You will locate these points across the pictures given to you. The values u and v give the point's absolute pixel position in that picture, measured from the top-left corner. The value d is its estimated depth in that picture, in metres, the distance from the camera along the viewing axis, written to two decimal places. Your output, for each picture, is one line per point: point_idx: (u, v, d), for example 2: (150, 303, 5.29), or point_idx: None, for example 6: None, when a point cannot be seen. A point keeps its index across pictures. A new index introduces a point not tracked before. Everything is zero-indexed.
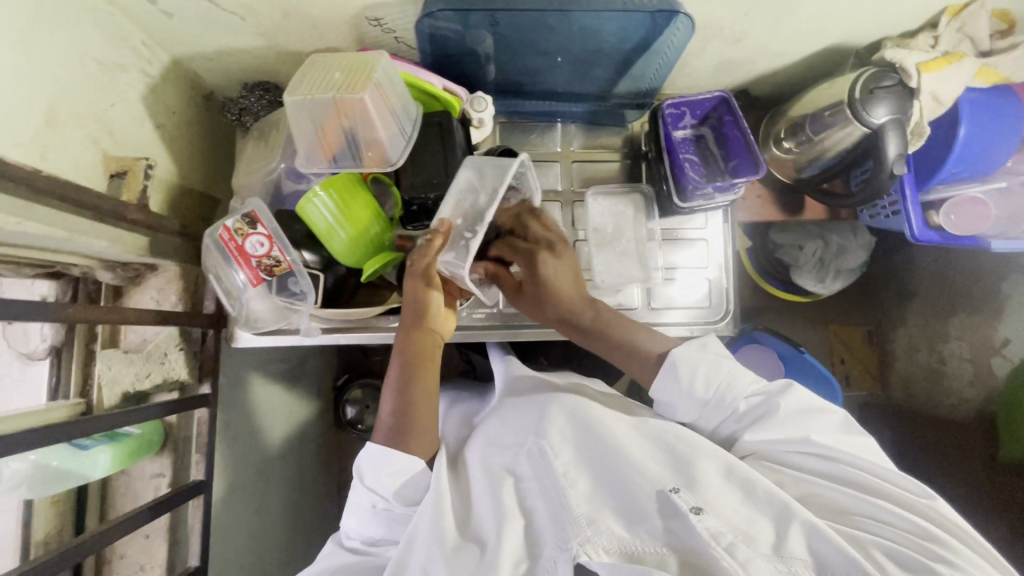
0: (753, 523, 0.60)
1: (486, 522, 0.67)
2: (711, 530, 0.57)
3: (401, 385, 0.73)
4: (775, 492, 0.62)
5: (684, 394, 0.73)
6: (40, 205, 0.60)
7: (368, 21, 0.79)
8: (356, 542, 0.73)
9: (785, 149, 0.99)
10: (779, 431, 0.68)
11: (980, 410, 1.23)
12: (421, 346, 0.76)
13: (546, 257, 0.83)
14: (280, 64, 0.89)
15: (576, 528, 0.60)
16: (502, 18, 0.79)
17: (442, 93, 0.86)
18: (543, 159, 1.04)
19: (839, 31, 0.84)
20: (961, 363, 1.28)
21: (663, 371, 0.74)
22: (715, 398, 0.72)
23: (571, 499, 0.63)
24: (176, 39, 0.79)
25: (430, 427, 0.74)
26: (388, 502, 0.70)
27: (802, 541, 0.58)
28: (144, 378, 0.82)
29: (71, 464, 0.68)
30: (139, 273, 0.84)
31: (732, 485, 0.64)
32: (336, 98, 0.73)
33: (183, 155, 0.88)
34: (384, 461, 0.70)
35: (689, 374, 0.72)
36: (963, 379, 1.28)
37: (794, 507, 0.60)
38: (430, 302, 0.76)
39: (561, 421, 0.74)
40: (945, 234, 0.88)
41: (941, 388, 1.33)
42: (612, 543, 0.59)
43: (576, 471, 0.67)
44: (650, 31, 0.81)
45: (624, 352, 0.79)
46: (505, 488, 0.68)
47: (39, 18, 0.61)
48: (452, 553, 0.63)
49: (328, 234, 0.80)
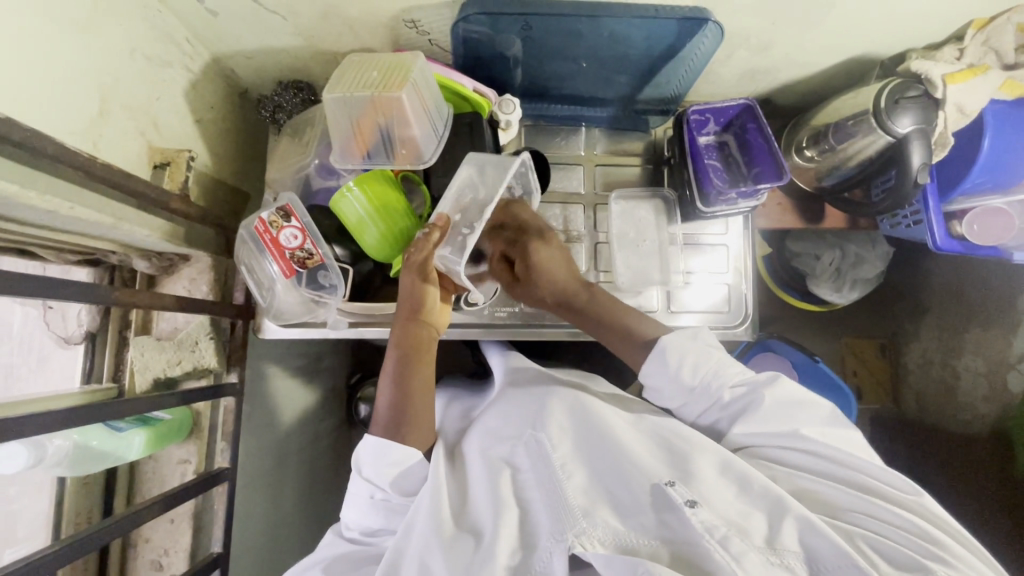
0: (748, 517, 0.61)
1: (484, 512, 0.68)
2: (706, 522, 0.59)
3: (397, 376, 0.75)
4: (770, 487, 0.63)
5: (673, 379, 0.74)
6: (92, 191, 0.62)
7: (405, 24, 0.82)
8: (354, 532, 0.74)
9: (807, 157, 1.00)
10: (770, 426, 0.69)
11: (994, 426, 1.22)
12: (417, 338, 0.77)
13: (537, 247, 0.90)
14: (315, 64, 0.91)
15: (572, 521, 0.61)
16: (534, 23, 0.81)
17: (472, 95, 0.88)
18: (565, 162, 1.04)
19: (863, 42, 0.86)
20: (976, 378, 1.27)
21: (650, 357, 0.75)
22: (701, 385, 0.73)
23: (567, 491, 0.64)
24: (219, 36, 0.82)
25: (425, 418, 0.75)
26: (386, 492, 0.72)
27: (795, 535, 0.59)
28: (176, 365, 0.84)
29: (109, 446, 0.70)
30: (173, 263, 0.86)
31: (727, 480, 0.64)
32: (374, 97, 0.75)
33: (218, 149, 0.91)
34: (383, 451, 0.71)
35: (677, 362, 0.73)
36: (977, 394, 1.27)
37: (789, 502, 0.61)
38: (427, 296, 0.78)
39: (561, 415, 0.74)
40: (968, 243, 0.90)
41: (954, 403, 1.33)
42: (607, 536, 0.60)
43: (574, 464, 0.68)
44: (678, 38, 0.83)
45: (617, 338, 0.82)
46: (502, 479, 0.69)
47: (98, 14, 0.64)
48: (449, 542, 0.64)
49: (359, 228, 0.82)
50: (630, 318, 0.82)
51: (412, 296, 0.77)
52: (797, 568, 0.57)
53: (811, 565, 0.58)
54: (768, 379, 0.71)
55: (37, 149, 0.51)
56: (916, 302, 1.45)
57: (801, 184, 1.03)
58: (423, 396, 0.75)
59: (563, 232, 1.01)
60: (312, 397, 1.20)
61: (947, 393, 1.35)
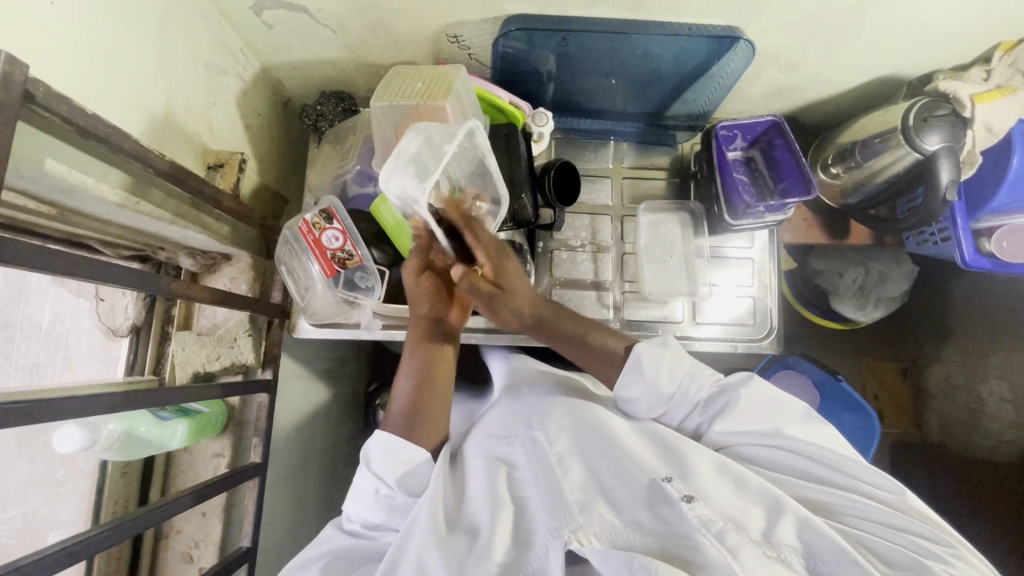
0: (746, 513, 0.61)
1: (480, 508, 0.69)
2: (702, 517, 0.58)
3: (416, 377, 0.78)
4: (768, 487, 0.63)
5: (649, 391, 0.73)
6: (154, 189, 0.67)
7: (447, 38, 0.86)
8: (356, 525, 0.73)
9: (832, 174, 1.01)
10: (752, 422, 0.69)
11: None
12: (432, 337, 0.81)
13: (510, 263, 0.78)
14: (357, 75, 0.96)
15: (568, 516, 0.62)
16: (570, 40, 0.84)
17: (507, 106, 0.91)
18: (595, 175, 1.06)
19: (890, 63, 0.88)
20: (1001, 405, 1.26)
21: (626, 369, 0.74)
22: (678, 391, 0.74)
23: (565, 487, 0.66)
24: (271, 48, 0.87)
25: (442, 417, 0.78)
26: (391, 488, 0.72)
27: (793, 531, 0.59)
28: (214, 360, 0.87)
29: (156, 433, 0.73)
30: (216, 261, 0.89)
31: (724, 477, 0.65)
32: (418, 106, 0.79)
33: (262, 154, 0.95)
34: (394, 448, 0.72)
35: (654, 370, 0.73)
36: (1003, 419, 1.26)
37: (785, 501, 0.61)
38: (433, 296, 0.81)
39: (559, 412, 0.76)
40: (996, 260, 0.91)
41: (979, 429, 1.31)
42: (603, 531, 0.61)
43: (572, 460, 0.69)
44: (709, 56, 0.86)
45: (586, 352, 0.80)
46: (499, 477, 0.71)
47: (169, 26, 0.69)
48: (443, 539, 0.64)
49: (396, 231, 0.86)
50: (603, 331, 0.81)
51: (419, 294, 0.80)
52: (795, 563, 0.57)
53: (808, 560, 0.57)
54: (741, 379, 0.72)
55: (117, 145, 0.54)
56: (939, 324, 1.44)
57: (826, 201, 1.05)
58: (440, 395, 0.78)
59: (590, 243, 1.03)
60: (335, 401, 1.21)
61: (972, 418, 1.33)
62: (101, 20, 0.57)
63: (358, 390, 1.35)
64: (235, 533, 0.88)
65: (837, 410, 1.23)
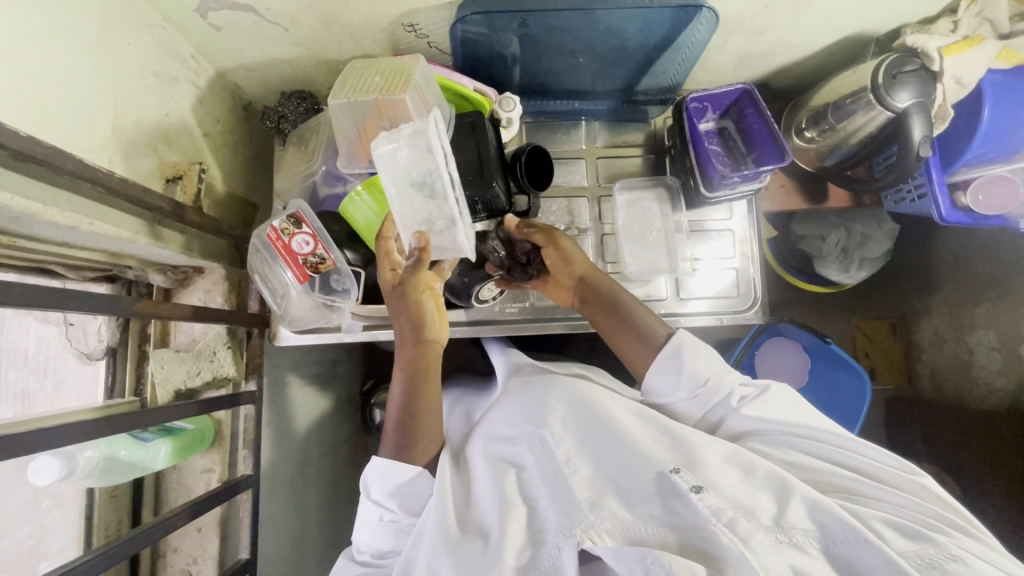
0: (755, 499, 0.62)
1: (490, 510, 0.70)
2: (711, 507, 0.59)
3: (406, 397, 0.77)
4: (776, 473, 0.65)
5: (684, 377, 0.75)
6: (108, 207, 0.65)
7: (403, 28, 0.83)
8: (366, 555, 0.74)
9: (807, 139, 1.00)
10: (784, 415, 0.72)
11: (1012, 399, 1.23)
12: (422, 357, 0.79)
13: (558, 254, 0.87)
14: (316, 72, 0.93)
15: (580, 515, 0.63)
16: (530, 19, 0.82)
17: (473, 94, 0.89)
18: (568, 157, 1.05)
19: (855, 22, 0.86)
20: (989, 353, 1.28)
21: (666, 355, 0.77)
22: (712, 378, 0.75)
23: (573, 486, 0.66)
24: (224, 50, 0.84)
25: (432, 431, 0.77)
26: (395, 513, 0.73)
27: (802, 513, 0.60)
28: (195, 376, 0.85)
29: (137, 455, 0.71)
30: (187, 276, 0.88)
31: (731, 466, 0.66)
32: (378, 100, 0.76)
33: (227, 162, 0.93)
34: (390, 473, 0.73)
35: (692, 357, 0.75)
36: (993, 368, 1.27)
37: (793, 484, 0.63)
38: (423, 316, 0.79)
39: (561, 408, 0.77)
40: (974, 215, 0.89)
41: (970, 379, 1.33)
42: (614, 527, 0.61)
43: (579, 459, 0.70)
44: (674, 26, 0.84)
45: (629, 340, 0.81)
46: (508, 478, 0.71)
47: (109, 36, 0.66)
48: (455, 546, 0.66)
49: (367, 231, 0.84)
50: (645, 316, 0.82)
51: (410, 318, 0.78)
52: (807, 546, 0.58)
53: (821, 541, 0.58)
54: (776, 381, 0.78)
55: (57, 166, 0.52)
56: (925, 278, 1.45)
57: (800, 164, 1.05)
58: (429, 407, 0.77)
59: (570, 226, 1.02)
60: (328, 403, 1.21)
61: (962, 370, 1.36)
62: (34, 36, 0.55)
63: (353, 391, 1.35)
64: (233, 546, 0.88)
65: (828, 373, 1.27)
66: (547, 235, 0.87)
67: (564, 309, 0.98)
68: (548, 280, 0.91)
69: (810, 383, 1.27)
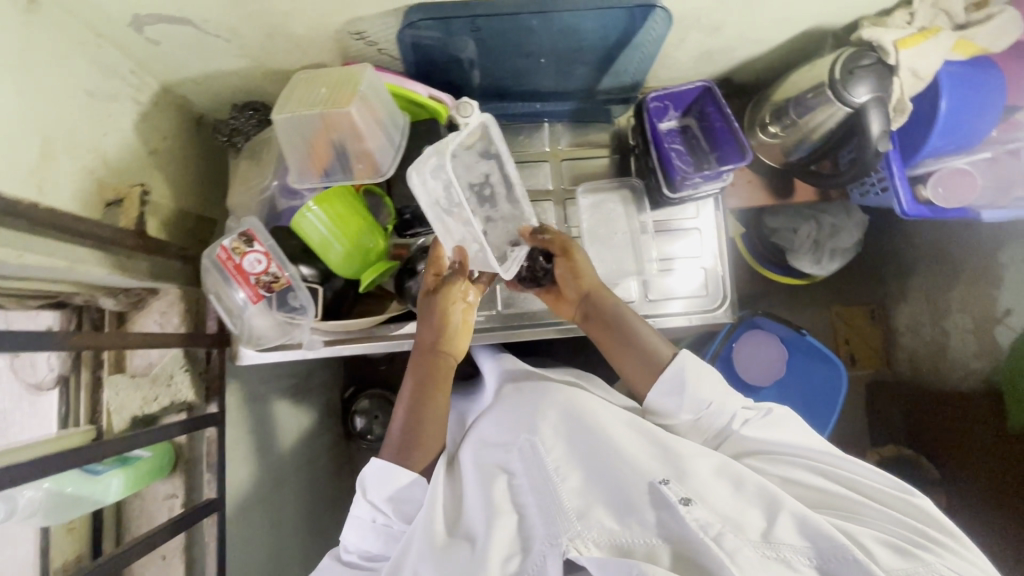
0: (744, 514, 0.63)
1: (477, 516, 0.69)
2: (699, 520, 0.60)
3: (412, 405, 0.79)
4: (766, 487, 0.66)
5: (687, 399, 0.77)
6: (38, 237, 0.62)
7: (351, 36, 0.80)
8: (353, 556, 0.75)
9: (771, 134, 0.99)
10: (786, 437, 0.74)
11: (986, 379, 1.24)
12: (434, 368, 0.80)
13: (568, 266, 0.87)
14: (267, 83, 0.91)
15: (566, 523, 0.63)
16: (482, 24, 0.80)
17: (428, 101, 0.86)
18: (531, 160, 1.04)
19: (811, 17, 0.85)
20: (965, 336, 1.30)
21: (667, 378, 0.78)
22: (716, 402, 0.77)
23: (562, 494, 0.66)
24: (166, 64, 0.81)
25: (434, 437, 0.79)
26: (388, 517, 0.74)
27: (790, 528, 0.61)
28: (152, 402, 0.83)
29: (85, 490, 0.69)
30: (141, 297, 0.85)
31: (723, 481, 0.67)
32: (323, 113, 0.74)
33: (179, 179, 0.90)
34: (386, 476, 0.74)
35: (693, 376, 0.77)
36: (969, 350, 1.29)
37: (783, 500, 0.64)
38: (445, 326, 0.81)
39: (554, 415, 0.77)
40: (935, 208, 0.87)
41: (948, 362, 1.34)
42: (601, 536, 0.62)
43: (569, 467, 0.70)
44: (629, 26, 0.82)
45: (632, 360, 0.83)
46: (497, 483, 0.71)
47: (33, 58, 0.63)
48: (442, 551, 0.66)
49: (323, 248, 0.81)
50: (650, 337, 0.83)
51: (430, 328, 0.80)
52: (793, 561, 0.59)
53: (809, 556, 0.59)
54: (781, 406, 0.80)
55: None
56: (902, 264, 1.47)
57: (769, 161, 1.04)
58: (435, 414, 0.79)
59: None
60: (302, 416, 1.20)
61: (939, 352, 1.37)
62: None
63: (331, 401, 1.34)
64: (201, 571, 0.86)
65: (804, 364, 1.26)
66: (562, 249, 0.87)
67: (532, 317, 0.96)
68: (552, 295, 0.90)
69: (787, 374, 1.27)
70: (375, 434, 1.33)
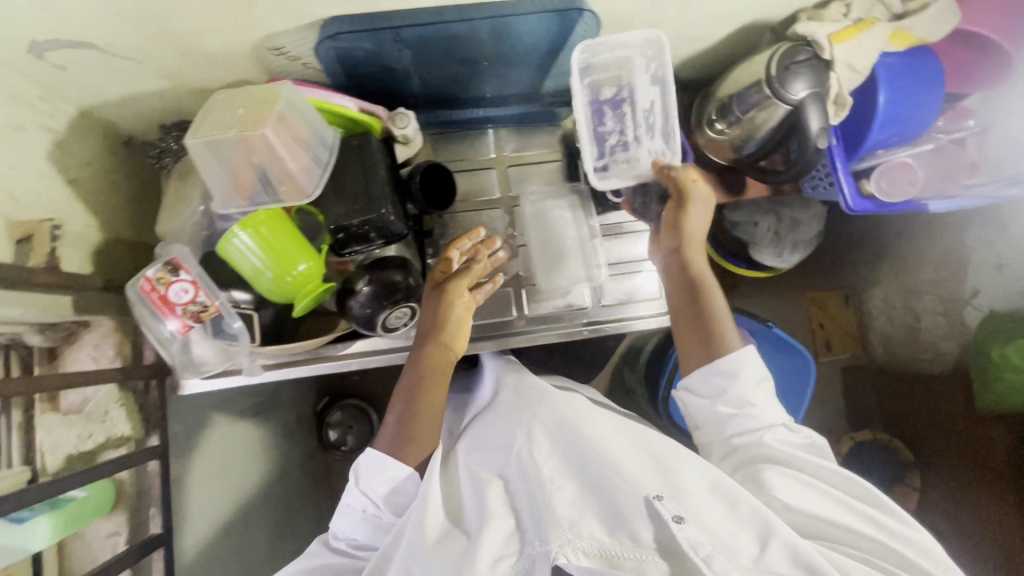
0: (735, 536, 0.62)
1: (473, 518, 0.68)
2: (690, 539, 0.59)
3: (408, 393, 0.79)
4: (760, 510, 0.64)
5: (731, 390, 0.76)
6: None
7: (269, 51, 0.77)
8: (341, 543, 0.77)
9: (717, 131, 0.95)
10: (807, 462, 0.72)
11: (957, 361, 1.24)
12: (434, 359, 0.81)
13: (681, 217, 0.83)
14: (194, 102, 0.87)
15: (557, 530, 0.61)
16: (406, 34, 0.76)
17: (358, 115, 0.84)
18: (475, 168, 1.02)
19: (747, 12, 0.83)
20: (935, 318, 1.28)
21: (716, 366, 0.77)
22: (762, 402, 0.76)
23: (555, 503, 0.64)
24: (81, 88, 0.78)
25: (426, 434, 0.78)
26: (377, 509, 0.75)
27: (780, 555, 0.60)
28: (87, 439, 0.80)
29: (9, 539, 0.66)
30: (72, 331, 0.81)
31: (717, 498, 0.66)
32: (238, 135, 0.71)
33: (106, 206, 0.87)
34: (378, 466, 0.74)
35: (734, 370, 0.76)
36: (938, 332, 1.28)
37: (776, 526, 0.62)
38: (443, 320, 0.82)
39: (552, 423, 0.75)
40: (879, 202, 0.86)
41: (920, 345, 1.33)
42: (591, 545, 0.61)
43: (564, 476, 0.68)
44: (559, 30, 0.80)
45: (691, 333, 0.80)
46: (491, 490, 0.70)
47: None
48: (434, 545, 0.66)
49: (255, 277, 0.79)
50: (720, 320, 0.80)
51: (432, 315, 0.82)
52: None
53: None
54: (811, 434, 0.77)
55: None
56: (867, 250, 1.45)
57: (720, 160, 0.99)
58: (434, 409, 0.79)
59: None
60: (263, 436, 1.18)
61: (910, 335, 1.35)
62: None
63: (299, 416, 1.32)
64: None
65: (770, 355, 1.24)
66: (684, 199, 0.82)
67: (483, 328, 0.97)
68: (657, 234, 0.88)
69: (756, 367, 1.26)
70: (347, 445, 1.32)
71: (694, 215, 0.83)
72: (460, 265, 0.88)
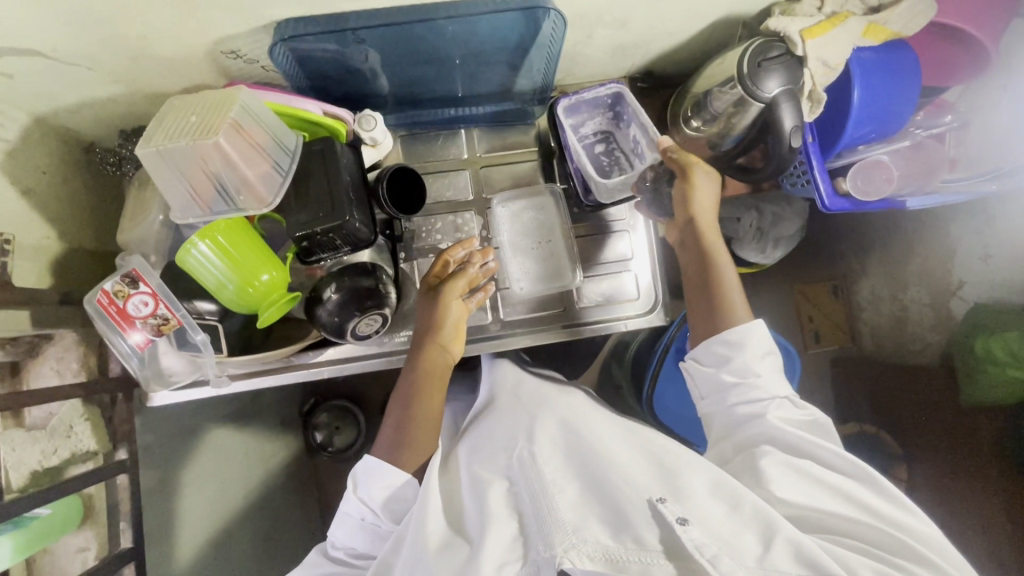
0: (738, 537, 0.57)
1: (474, 522, 0.65)
2: (696, 541, 0.55)
3: (406, 396, 0.79)
4: (764, 510, 0.60)
5: (737, 358, 0.74)
6: None
7: (225, 55, 0.75)
8: (340, 552, 0.74)
9: (694, 128, 0.93)
10: (818, 449, 0.68)
11: (944, 352, 1.23)
12: (431, 361, 0.81)
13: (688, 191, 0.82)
14: (153, 107, 0.85)
15: (561, 534, 0.58)
16: (366, 35, 0.74)
17: (322, 119, 0.81)
18: (446, 169, 1.00)
19: (719, 7, 0.81)
20: (922, 309, 1.26)
21: (726, 339, 0.76)
22: (762, 377, 0.74)
23: (558, 504, 0.62)
24: (31, 97, 0.75)
25: (424, 439, 0.77)
26: (377, 517, 0.72)
27: (787, 556, 0.55)
28: (51, 455, 0.79)
29: None
30: (34, 344, 0.80)
31: (718, 499, 0.62)
32: (191, 144, 0.69)
33: (61, 215, 0.84)
34: (377, 472, 0.73)
35: (737, 348, 0.75)
36: (926, 324, 1.26)
37: (781, 524, 0.58)
38: (440, 320, 0.82)
39: (554, 429, 0.75)
40: (855, 200, 0.84)
41: (907, 337, 1.30)
42: (597, 550, 0.57)
43: (565, 479, 0.66)
44: (525, 27, 0.77)
45: (702, 308, 0.80)
46: (493, 492, 0.68)
47: None
48: (438, 551, 0.62)
49: (217, 288, 0.78)
50: (731, 294, 0.79)
51: (429, 314, 0.82)
52: None
53: None
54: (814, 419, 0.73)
55: None
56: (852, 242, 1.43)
57: None
58: (429, 412, 0.79)
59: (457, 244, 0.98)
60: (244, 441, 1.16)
61: (897, 327, 1.32)
62: None
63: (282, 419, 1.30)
64: None
65: None
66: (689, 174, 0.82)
67: None
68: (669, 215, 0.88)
69: None
70: (332, 447, 1.31)
71: (702, 188, 0.82)
72: (457, 264, 0.87)
